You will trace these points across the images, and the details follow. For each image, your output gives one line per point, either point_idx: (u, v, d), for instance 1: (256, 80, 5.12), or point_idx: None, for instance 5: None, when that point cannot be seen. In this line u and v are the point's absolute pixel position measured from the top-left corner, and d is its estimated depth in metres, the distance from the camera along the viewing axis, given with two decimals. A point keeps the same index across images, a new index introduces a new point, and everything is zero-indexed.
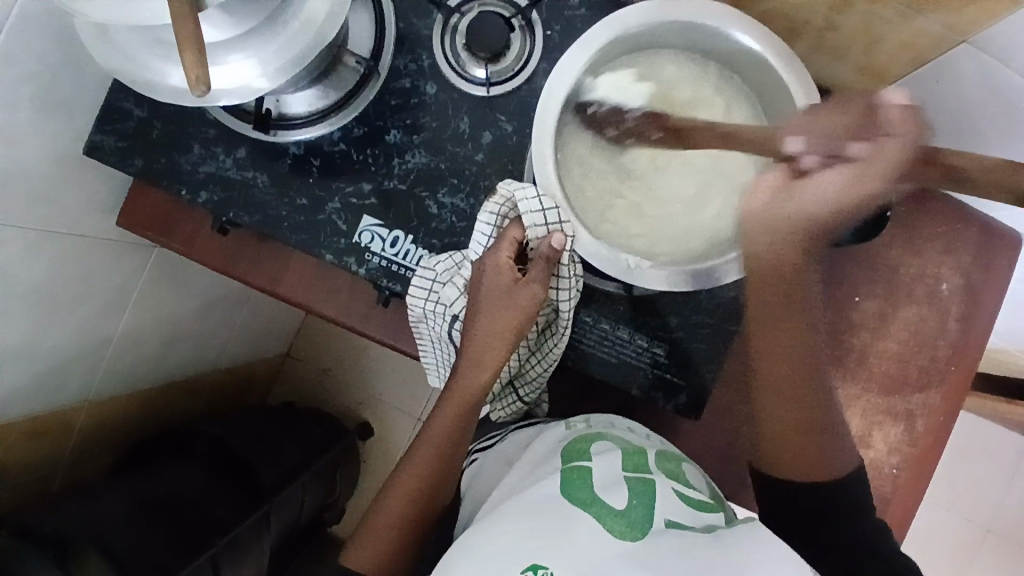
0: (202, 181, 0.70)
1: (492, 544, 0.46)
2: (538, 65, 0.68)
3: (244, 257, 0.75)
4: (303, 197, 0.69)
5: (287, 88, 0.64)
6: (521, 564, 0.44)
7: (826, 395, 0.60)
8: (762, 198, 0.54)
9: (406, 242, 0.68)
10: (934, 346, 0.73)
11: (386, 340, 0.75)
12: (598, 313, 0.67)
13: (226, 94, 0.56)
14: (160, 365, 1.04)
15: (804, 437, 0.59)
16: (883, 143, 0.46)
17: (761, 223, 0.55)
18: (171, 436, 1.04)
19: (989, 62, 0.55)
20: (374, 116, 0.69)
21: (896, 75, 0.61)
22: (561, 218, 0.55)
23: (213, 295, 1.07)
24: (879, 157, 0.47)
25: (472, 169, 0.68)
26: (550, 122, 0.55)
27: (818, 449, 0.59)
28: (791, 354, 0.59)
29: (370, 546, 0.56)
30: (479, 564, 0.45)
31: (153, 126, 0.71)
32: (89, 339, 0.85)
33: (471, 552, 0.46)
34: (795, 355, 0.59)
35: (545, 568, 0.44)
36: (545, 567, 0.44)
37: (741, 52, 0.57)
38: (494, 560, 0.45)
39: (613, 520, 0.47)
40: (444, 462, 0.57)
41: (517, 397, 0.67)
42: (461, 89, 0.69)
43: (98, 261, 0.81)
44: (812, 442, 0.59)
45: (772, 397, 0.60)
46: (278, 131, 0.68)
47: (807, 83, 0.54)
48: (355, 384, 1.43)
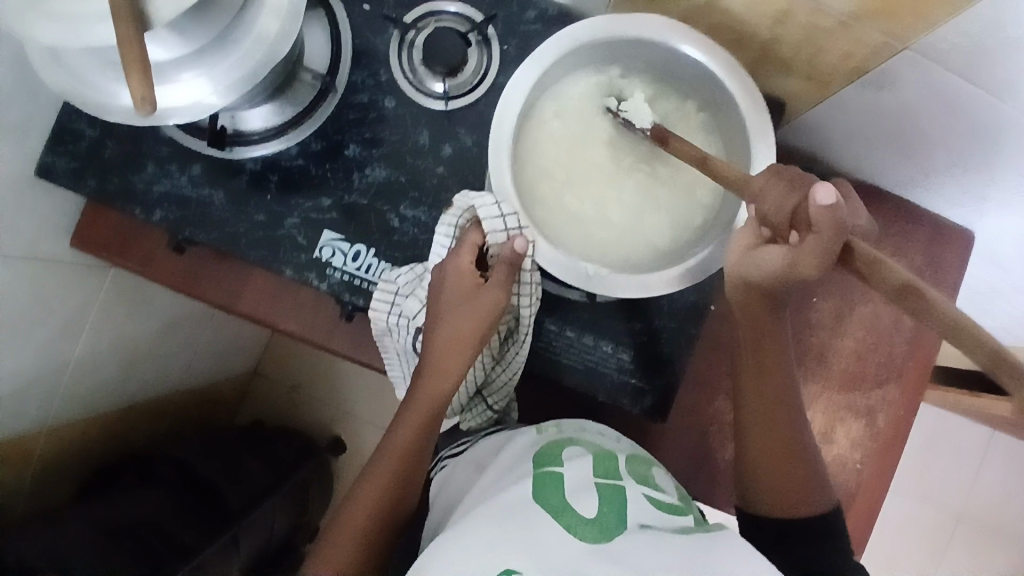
0: (158, 199, 0.69)
1: (463, 552, 0.45)
2: (495, 77, 0.69)
3: (204, 275, 0.74)
4: (261, 213, 0.68)
5: (242, 104, 0.64)
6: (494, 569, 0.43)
7: (806, 426, 0.59)
8: (737, 257, 0.52)
9: (367, 256, 0.67)
10: (890, 341, 0.75)
11: (352, 355, 0.74)
12: (562, 320, 0.67)
13: (177, 112, 0.54)
14: (122, 389, 1.01)
15: (785, 463, 0.58)
16: (814, 237, 0.41)
17: (738, 280, 0.52)
18: (134, 463, 1.01)
19: (929, 67, 0.56)
20: (333, 131, 0.69)
21: (838, 82, 0.64)
22: (521, 223, 0.55)
23: (176, 316, 1.05)
24: (807, 245, 0.42)
25: (432, 181, 0.68)
26: (505, 133, 0.55)
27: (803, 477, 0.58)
28: (772, 382, 0.58)
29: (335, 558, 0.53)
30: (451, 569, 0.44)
31: (107, 146, 0.70)
32: (47, 365, 0.82)
33: (442, 559, 0.45)
34: (777, 389, 0.58)
35: (518, 573, 0.43)
36: (518, 572, 0.43)
37: (688, 64, 0.58)
38: (466, 565, 0.44)
39: (584, 528, 0.47)
40: (406, 476, 0.56)
41: (486, 405, 0.67)
42: (420, 103, 0.69)
43: (55, 285, 0.78)
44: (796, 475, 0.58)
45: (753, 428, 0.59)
46: (235, 147, 0.67)
47: (753, 93, 0.56)
48: (328, 401, 1.41)
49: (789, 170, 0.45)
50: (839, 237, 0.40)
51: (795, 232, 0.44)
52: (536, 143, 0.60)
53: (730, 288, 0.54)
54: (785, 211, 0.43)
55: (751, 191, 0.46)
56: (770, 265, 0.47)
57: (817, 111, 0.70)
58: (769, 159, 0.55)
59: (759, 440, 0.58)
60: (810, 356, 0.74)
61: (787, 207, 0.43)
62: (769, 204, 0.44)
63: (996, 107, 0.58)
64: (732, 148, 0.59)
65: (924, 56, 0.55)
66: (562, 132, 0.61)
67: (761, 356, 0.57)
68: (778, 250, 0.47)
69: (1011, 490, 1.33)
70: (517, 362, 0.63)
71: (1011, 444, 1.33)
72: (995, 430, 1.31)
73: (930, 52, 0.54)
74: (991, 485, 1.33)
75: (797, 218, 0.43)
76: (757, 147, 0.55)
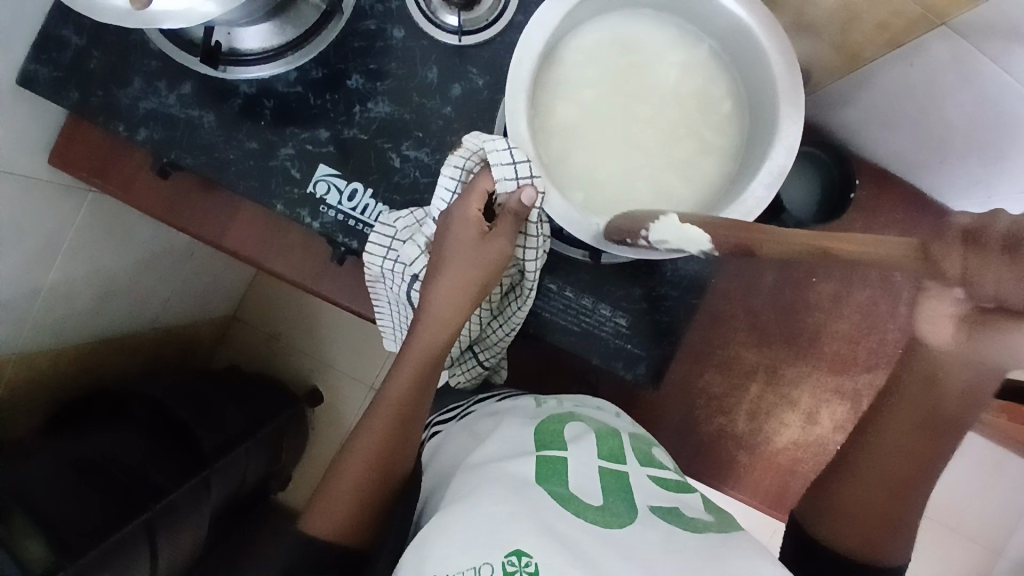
0: (143, 117, 0.64)
1: (467, 530, 0.43)
2: (513, 17, 0.65)
3: (188, 205, 0.69)
4: (254, 141, 0.64)
5: (241, 20, 0.59)
6: (504, 550, 0.41)
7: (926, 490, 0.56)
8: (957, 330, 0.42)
9: (365, 196, 0.64)
10: (883, 329, 0.73)
11: (341, 300, 0.72)
12: (563, 280, 0.65)
13: (171, 17, 0.49)
14: (96, 321, 0.97)
15: (876, 510, 0.56)
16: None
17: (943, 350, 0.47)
18: (107, 396, 0.98)
19: (967, 50, 0.54)
20: (335, 59, 0.64)
21: (870, 54, 0.61)
22: (533, 171, 0.51)
23: (152, 251, 1.00)
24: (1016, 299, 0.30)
25: (438, 123, 0.64)
26: (523, 74, 0.52)
27: (883, 532, 0.56)
28: (922, 440, 0.54)
29: (333, 503, 0.52)
30: (457, 550, 0.42)
31: (91, 56, 0.65)
32: (19, 288, 0.78)
33: (447, 536, 0.43)
34: (916, 458, 0.55)
35: (529, 555, 0.40)
36: (529, 555, 0.40)
37: (720, 16, 0.55)
38: (469, 542, 0.42)
39: (593, 513, 0.46)
40: (405, 423, 0.54)
41: (477, 361, 0.65)
42: (431, 36, 0.64)
43: (28, 203, 0.73)
44: (881, 530, 0.56)
45: (856, 472, 0.57)
46: (229, 67, 0.63)
47: (786, 51, 0.53)
48: (307, 350, 1.39)
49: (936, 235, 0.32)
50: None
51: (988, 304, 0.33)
52: (554, 90, 0.57)
53: (922, 360, 0.53)
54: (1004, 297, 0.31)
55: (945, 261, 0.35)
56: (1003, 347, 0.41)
57: (841, 83, 0.68)
58: (797, 125, 0.52)
59: (855, 487, 0.57)
60: (804, 337, 0.73)
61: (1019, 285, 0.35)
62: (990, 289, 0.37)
63: None
64: (758, 110, 0.56)
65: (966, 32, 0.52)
66: (581, 80, 0.58)
67: (915, 423, 0.54)
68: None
69: None
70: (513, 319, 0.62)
71: None
72: None
73: (968, 33, 0.52)
74: None
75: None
76: (786, 112, 0.52)
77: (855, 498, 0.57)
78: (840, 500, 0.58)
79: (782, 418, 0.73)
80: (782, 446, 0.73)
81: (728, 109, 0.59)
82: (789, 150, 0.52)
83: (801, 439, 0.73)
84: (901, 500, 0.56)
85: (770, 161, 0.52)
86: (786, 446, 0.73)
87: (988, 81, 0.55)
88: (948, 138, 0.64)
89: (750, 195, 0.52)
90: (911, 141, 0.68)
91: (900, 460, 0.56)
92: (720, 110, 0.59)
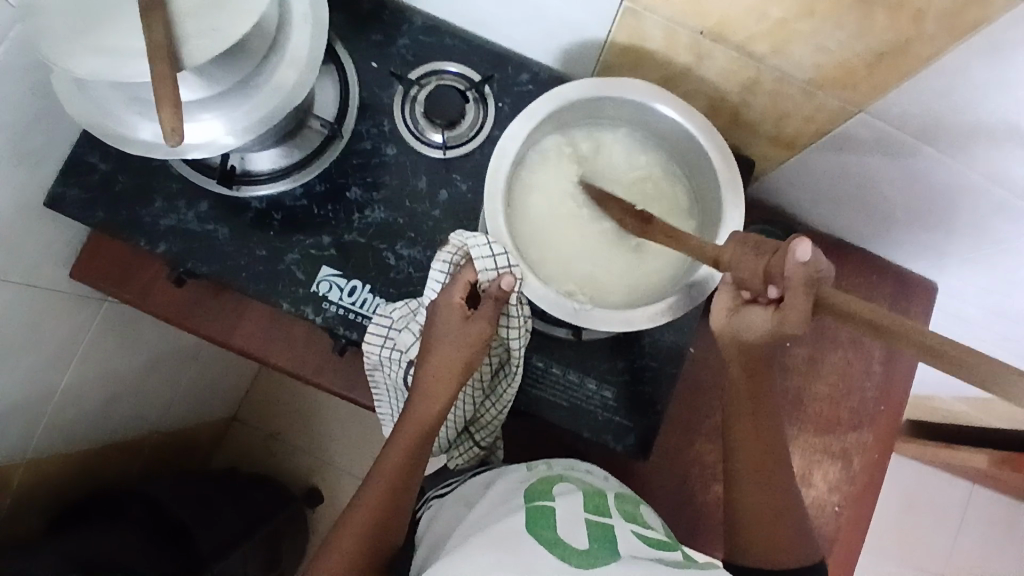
0: (163, 233, 0.71)
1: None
2: (491, 132, 0.75)
3: (200, 308, 0.75)
4: (263, 248, 0.71)
5: (254, 147, 0.68)
6: None
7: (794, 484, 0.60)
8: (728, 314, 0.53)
9: (364, 291, 0.70)
10: (862, 387, 0.79)
11: (341, 390, 0.76)
12: (549, 357, 0.70)
13: (192, 148, 0.57)
14: (100, 425, 0.99)
15: (778, 521, 0.59)
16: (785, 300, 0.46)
17: (730, 337, 0.54)
18: (101, 498, 0.96)
19: (887, 131, 0.62)
20: (337, 174, 0.73)
21: (803, 142, 0.70)
22: (510, 262, 0.58)
23: (160, 354, 1.04)
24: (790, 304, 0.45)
25: (429, 224, 0.73)
26: (500, 179, 0.60)
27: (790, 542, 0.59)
28: (758, 407, 0.59)
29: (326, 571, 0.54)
30: None
31: (117, 179, 0.73)
32: (34, 395, 0.82)
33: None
34: (768, 438, 0.59)
35: None
36: None
37: (664, 122, 0.64)
38: None
39: (578, 557, 0.48)
40: (397, 496, 0.57)
41: (473, 442, 0.69)
42: (419, 151, 0.74)
43: (49, 313, 0.79)
44: (784, 534, 0.59)
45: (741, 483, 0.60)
46: (242, 186, 0.71)
47: (723, 149, 0.62)
48: (307, 448, 1.39)
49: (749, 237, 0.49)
50: (809, 293, 0.44)
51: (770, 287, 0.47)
52: (530, 190, 0.66)
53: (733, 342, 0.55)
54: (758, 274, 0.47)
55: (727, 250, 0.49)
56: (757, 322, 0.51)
57: (782, 170, 0.77)
58: (740, 208, 0.61)
59: (752, 502, 0.59)
60: (787, 400, 0.78)
61: (761, 271, 0.47)
62: (743, 270, 0.48)
63: (952, 165, 0.63)
64: (709, 199, 0.65)
65: (881, 117, 0.61)
66: (551, 183, 0.66)
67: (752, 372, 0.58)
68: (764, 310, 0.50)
69: (989, 551, 1.36)
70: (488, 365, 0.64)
71: (988, 501, 1.38)
72: (971, 487, 1.36)
73: (885, 114, 0.60)
74: (971, 545, 1.36)
75: (772, 272, 0.46)
76: (729, 199, 0.61)
77: (756, 501, 0.59)
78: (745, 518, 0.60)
79: None
80: None
81: (682, 198, 0.68)
82: (735, 230, 0.60)
83: None
84: (787, 499, 0.60)
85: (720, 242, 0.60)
86: None
87: (910, 151, 0.64)
88: (887, 203, 0.73)
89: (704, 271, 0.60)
90: (855, 211, 0.77)
91: (756, 440, 0.59)
92: (675, 199, 0.68)
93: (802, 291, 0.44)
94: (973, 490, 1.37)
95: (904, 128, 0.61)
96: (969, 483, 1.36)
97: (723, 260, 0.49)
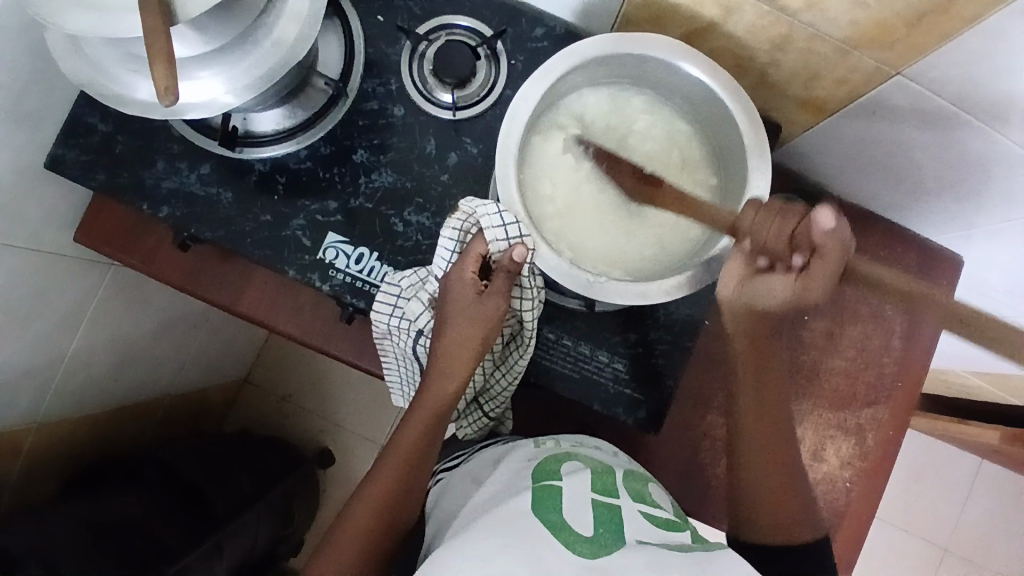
0: (165, 196, 0.69)
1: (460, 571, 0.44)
2: (502, 92, 0.71)
3: (206, 275, 0.74)
4: (268, 213, 0.69)
5: (256, 107, 0.65)
6: None
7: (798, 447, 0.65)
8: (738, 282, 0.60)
9: (371, 259, 0.69)
10: (880, 362, 0.77)
11: (349, 358, 0.75)
12: (560, 329, 0.68)
13: (191, 108, 0.54)
14: (112, 389, 1.00)
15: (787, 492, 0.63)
16: (817, 259, 0.56)
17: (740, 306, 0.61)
18: (121, 462, 1.00)
19: (923, 95, 0.58)
20: (342, 136, 0.70)
21: (833, 107, 0.66)
22: (522, 232, 0.56)
23: (169, 317, 1.04)
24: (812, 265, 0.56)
25: (438, 189, 0.70)
26: (513, 143, 0.57)
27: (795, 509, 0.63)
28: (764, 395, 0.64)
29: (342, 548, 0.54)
30: None
31: (117, 141, 0.70)
32: (45, 357, 0.83)
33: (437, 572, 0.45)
34: (771, 412, 0.64)
35: None
36: None
37: (689, 81, 0.60)
38: None
39: (583, 545, 0.47)
40: (412, 473, 0.57)
41: (482, 412, 0.68)
42: (428, 112, 0.70)
43: (55, 277, 0.79)
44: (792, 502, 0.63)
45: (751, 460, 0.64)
46: (245, 148, 0.69)
47: (751, 113, 0.58)
48: (317, 412, 1.40)
49: (769, 204, 0.56)
50: (838, 258, 0.55)
51: (796, 253, 0.56)
52: (543, 155, 0.63)
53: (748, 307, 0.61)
54: (783, 238, 0.55)
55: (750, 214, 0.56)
56: (774, 286, 0.59)
57: (810, 136, 0.73)
58: (767, 176, 0.57)
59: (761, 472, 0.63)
60: (801, 374, 0.77)
61: (786, 233, 0.55)
62: (766, 235, 0.55)
63: (991, 136, 0.59)
64: (732, 166, 0.62)
65: (920, 81, 0.57)
66: (567, 149, 0.63)
67: (756, 370, 0.64)
68: (782, 278, 0.59)
69: (997, 523, 1.36)
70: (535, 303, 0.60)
71: (999, 475, 1.37)
72: (983, 461, 1.35)
73: (921, 79, 0.56)
74: (979, 517, 1.36)
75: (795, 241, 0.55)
76: (755, 166, 0.58)
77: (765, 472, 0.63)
78: (755, 488, 0.63)
79: None
80: None
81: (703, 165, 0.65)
82: (761, 199, 0.57)
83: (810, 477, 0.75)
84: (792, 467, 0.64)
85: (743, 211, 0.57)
86: None
87: (948, 118, 0.60)
88: (919, 172, 0.69)
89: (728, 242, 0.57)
90: (885, 181, 0.73)
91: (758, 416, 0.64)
92: (695, 166, 0.65)
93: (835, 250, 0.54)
94: (985, 464, 1.36)
95: (943, 94, 0.57)
96: (981, 458, 1.35)
97: (743, 226, 0.56)
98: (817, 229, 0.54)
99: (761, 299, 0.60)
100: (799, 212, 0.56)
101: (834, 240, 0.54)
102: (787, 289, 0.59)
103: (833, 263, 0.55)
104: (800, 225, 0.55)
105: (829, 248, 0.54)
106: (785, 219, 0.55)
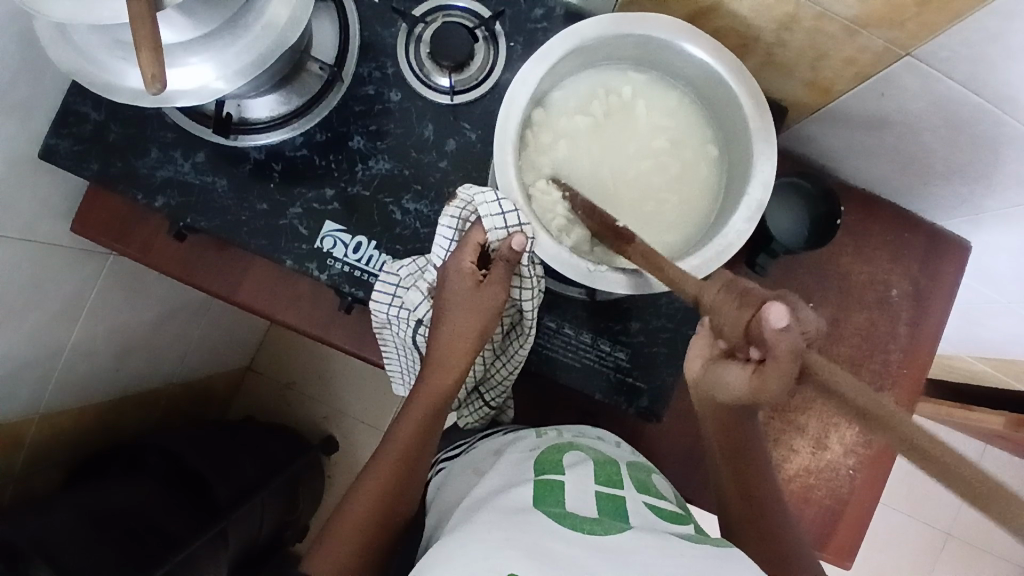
0: (160, 185, 0.68)
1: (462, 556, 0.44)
2: (501, 75, 0.69)
3: (203, 265, 0.73)
4: (264, 202, 0.68)
5: (250, 93, 0.64)
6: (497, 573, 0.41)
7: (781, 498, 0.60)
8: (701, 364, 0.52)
9: (369, 248, 0.68)
10: (885, 349, 0.76)
11: (349, 347, 0.74)
12: (561, 317, 0.67)
13: (182, 94, 0.53)
14: (114, 379, 1.00)
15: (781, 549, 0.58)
16: (771, 362, 0.43)
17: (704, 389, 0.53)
18: (125, 450, 1.00)
19: (933, 76, 0.56)
20: (338, 122, 0.69)
21: (840, 88, 0.64)
22: (521, 220, 0.55)
23: (168, 307, 1.03)
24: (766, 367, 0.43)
25: (435, 176, 0.69)
26: (511, 128, 0.56)
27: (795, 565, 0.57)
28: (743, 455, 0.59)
29: (341, 539, 0.54)
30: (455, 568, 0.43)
31: (110, 129, 0.69)
32: (45, 348, 0.82)
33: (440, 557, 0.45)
34: (750, 468, 0.59)
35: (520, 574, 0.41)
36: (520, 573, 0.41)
37: (693, 63, 0.58)
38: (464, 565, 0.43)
39: (591, 524, 0.47)
40: (411, 464, 0.57)
41: (483, 402, 0.68)
42: (425, 97, 0.69)
43: (52, 268, 0.78)
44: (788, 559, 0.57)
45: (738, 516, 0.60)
46: (240, 135, 0.68)
47: (757, 95, 0.57)
48: (320, 399, 1.41)
49: (738, 283, 0.46)
50: (795, 361, 0.42)
51: (752, 346, 0.45)
52: (543, 140, 0.62)
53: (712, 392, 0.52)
54: (739, 330, 0.44)
55: (704, 298, 0.46)
56: (732, 385, 0.48)
57: (818, 118, 0.71)
58: (771, 161, 0.56)
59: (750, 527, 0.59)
60: None
61: (740, 326, 0.44)
62: (725, 321, 0.45)
63: (1000, 119, 0.58)
64: (737, 151, 0.60)
65: (930, 61, 0.55)
66: (568, 134, 0.62)
67: (728, 440, 0.59)
68: (744, 371, 0.47)
69: (1000, 507, 1.36)
70: (534, 293, 0.59)
71: (1002, 460, 1.37)
72: (987, 444, 1.35)
73: (932, 59, 0.54)
74: (981, 502, 1.36)
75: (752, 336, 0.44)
76: (760, 150, 0.56)
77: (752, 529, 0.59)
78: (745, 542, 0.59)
79: (791, 443, 0.75)
80: (792, 472, 0.75)
81: (707, 149, 0.63)
82: (766, 184, 0.56)
83: (812, 465, 0.75)
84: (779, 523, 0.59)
85: (748, 197, 0.56)
86: (797, 472, 0.75)
87: (959, 99, 0.58)
88: (928, 155, 0.67)
89: (732, 229, 0.56)
90: (893, 164, 0.71)
91: (737, 475, 0.60)
92: (700, 151, 0.63)
93: (787, 359, 0.42)
94: (988, 449, 1.36)
95: (954, 75, 0.55)
96: (984, 443, 1.35)
97: (702, 302, 0.46)
98: (765, 327, 0.42)
99: (720, 392, 0.50)
100: (761, 302, 0.43)
101: (787, 352, 0.41)
102: (743, 385, 0.47)
103: (779, 383, 0.43)
104: (752, 321, 0.43)
105: (778, 359, 0.42)
106: (739, 309, 0.43)
